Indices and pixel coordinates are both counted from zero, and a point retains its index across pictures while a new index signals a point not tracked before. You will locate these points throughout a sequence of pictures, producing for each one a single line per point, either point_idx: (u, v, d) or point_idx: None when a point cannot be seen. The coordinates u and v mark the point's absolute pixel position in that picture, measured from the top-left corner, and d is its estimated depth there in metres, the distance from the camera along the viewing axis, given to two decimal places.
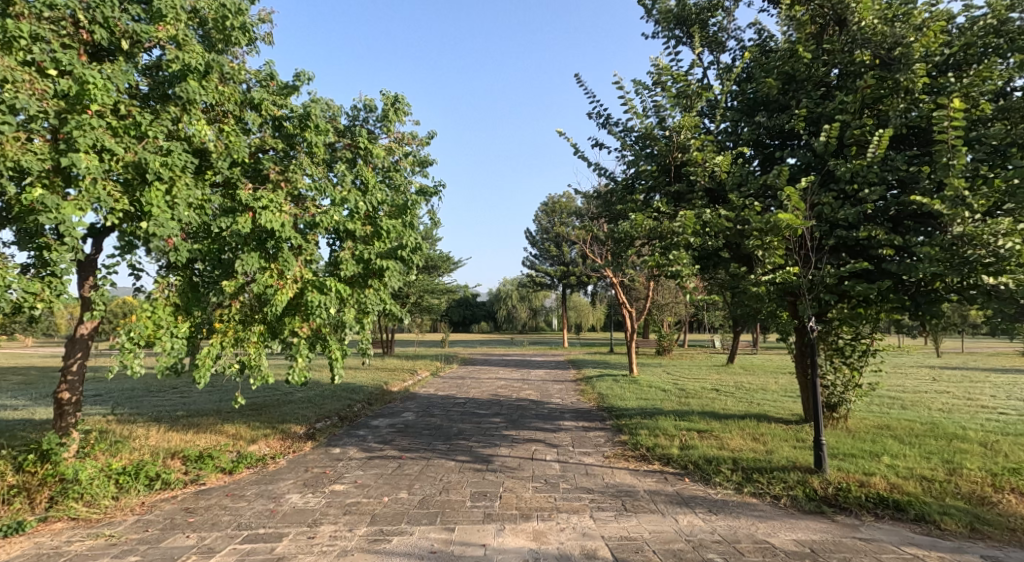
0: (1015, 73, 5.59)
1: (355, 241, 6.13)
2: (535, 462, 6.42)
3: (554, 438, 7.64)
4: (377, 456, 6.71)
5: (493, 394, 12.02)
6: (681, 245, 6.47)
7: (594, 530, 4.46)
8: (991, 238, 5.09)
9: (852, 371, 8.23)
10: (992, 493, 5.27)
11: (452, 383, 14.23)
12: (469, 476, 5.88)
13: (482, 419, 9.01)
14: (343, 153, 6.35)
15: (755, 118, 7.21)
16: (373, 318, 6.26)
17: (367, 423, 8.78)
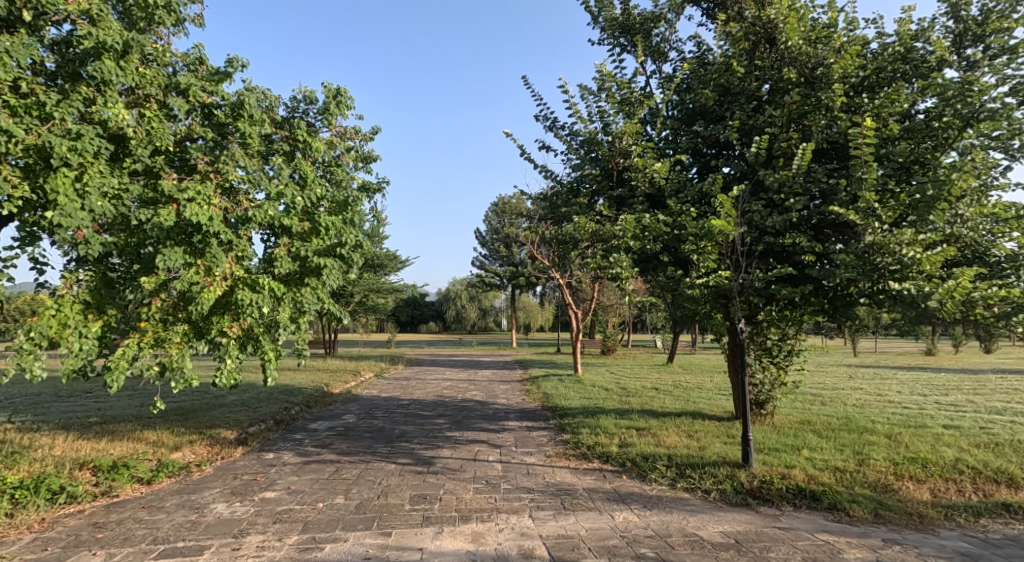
0: (919, 98, 6.06)
1: (292, 238, 5.95)
2: (476, 463, 6.43)
3: (497, 439, 7.67)
4: (313, 460, 6.54)
5: (438, 395, 11.93)
6: (620, 248, 6.62)
7: (532, 529, 4.51)
8: (897, 247, 5.50)
9: (779, 370, 8.63)
10: (894, 481, 5.68)
11: (396, 384, 14.03)
12: (409, 479, 5.82)
13: (425, 421, 8.94)
14: (280, 146, 6.19)
15: (693, 127, 7.52)
16: (310, 318, 6.10)
17: (305, 426, 8.54)
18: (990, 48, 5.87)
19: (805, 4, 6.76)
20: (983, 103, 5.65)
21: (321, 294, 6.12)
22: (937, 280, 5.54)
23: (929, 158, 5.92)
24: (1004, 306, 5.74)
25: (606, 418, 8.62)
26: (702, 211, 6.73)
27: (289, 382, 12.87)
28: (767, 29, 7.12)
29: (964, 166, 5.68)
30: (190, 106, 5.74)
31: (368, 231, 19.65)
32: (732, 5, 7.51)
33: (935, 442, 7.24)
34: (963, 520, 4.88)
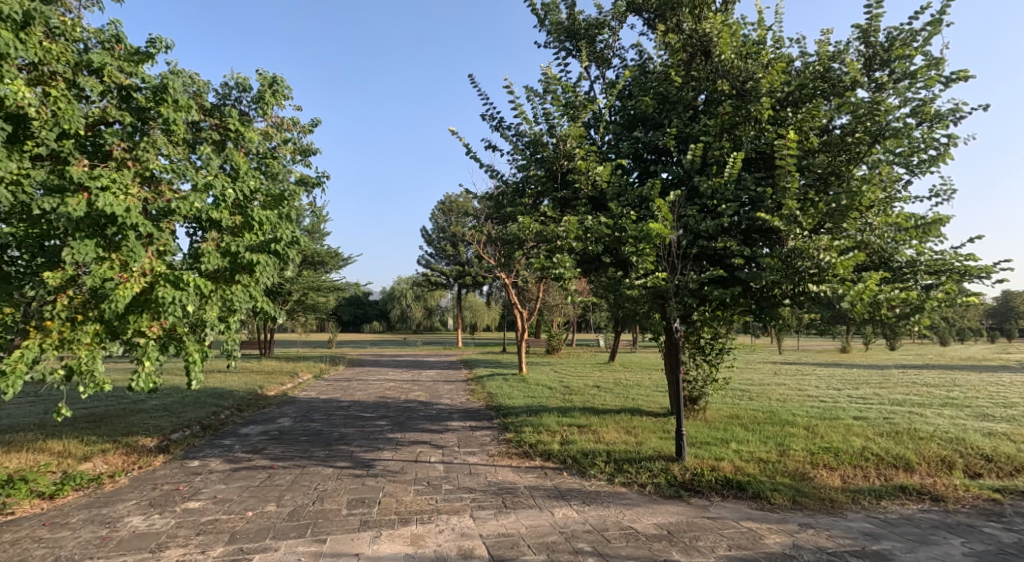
0: (835, 114, 6.55)
1: (221, 232, 5.80)
2: (418, 465, 6.45)
3: (440, 439, 7.70)
4: (243, 467, 6.38)
5: (380, 396, 11.81)
6: (564, 249, 6.78)
7: (472, 529, 4.60)
8: (815, 253, 5.92)
9: (710, 367, 9.17)
10: (811, 469, 6.12)
11: (336, 386, 13.78)
12: (347, 483, 5.78)
13: (366, 423, 8.85)
14: (209, 135, 6.05)
15: (634, 133, 7.81)
16: (241, 317, 5.95)
17: (236, 431, 8.29)
18: (894, 72, 6.41)
19: (737, 20, 7.14)
20: (889, 122, 6.16)
21: (252, 292, 6.03)
22: (850, 283, 6.01)
23: (843, 170, 6.42)
24: (904, 307, 6.28)
25: (549, 416, 8.81)
26: (641, 215, 6.97)
27: (219, 385, 12.40)
28: (703, 42, 7.48)
29: (872, 179, 6.18)
30: (105, 87, 5.45)
31: (308, 228, 19.15)
32: (671, 16, 7.83)
33: (846, 432, 7.83)
34: (868, 504, 5.33)
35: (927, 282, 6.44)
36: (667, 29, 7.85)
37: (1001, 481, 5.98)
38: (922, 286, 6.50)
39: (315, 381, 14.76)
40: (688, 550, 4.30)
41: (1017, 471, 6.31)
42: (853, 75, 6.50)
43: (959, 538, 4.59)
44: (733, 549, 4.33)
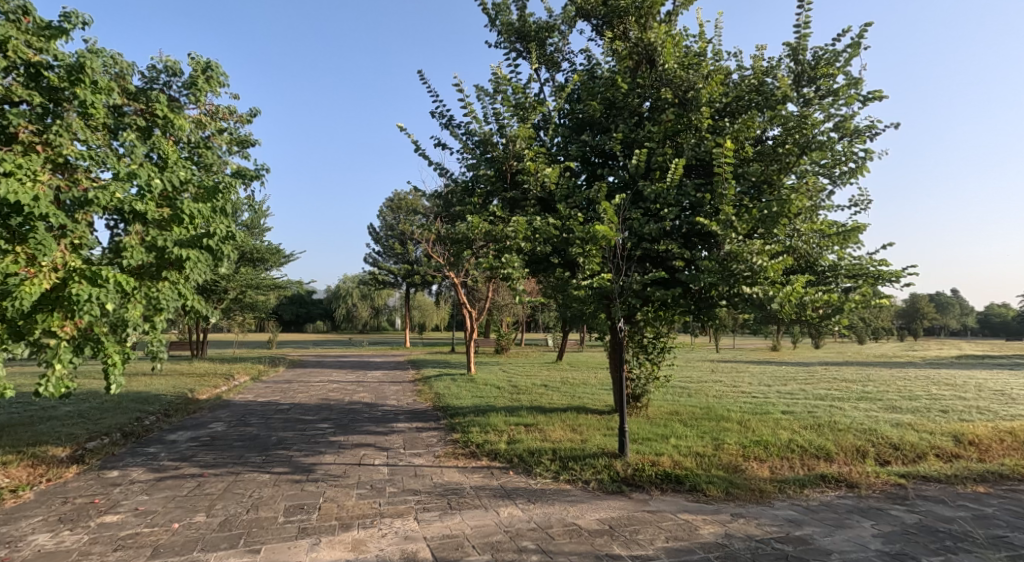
0: (768, 126, 6.94)
1: (147, 225, 5.53)
2: (361, 468, 6.40)
3: (384, 441, 7.66)
4: (169, 476, 6.14)
5: (323, 398, 11.59)
6: (512, 249, 6.85)
7: (416, 532, 4.62)
8: (749, 256, 6.25)
9: (652, 366, 9.50)
10: (743, 462, 6.46)
11: (276, 388, 13.42)
12: (285, 489, 5.68)
13: (307, 426, 8.69)
14: (134, 121, 5.81)
15: (582, 136, 8.00)
16: (169, 316, 5.64)
17: (162, 439, 7.96)
18: (820, 89, 6.87)
19: (680, 32, 7.44)
20: (815, 135, 6.59)
21: (181, 289, 5.81)
22: (779, 285, 6.39)
23: (775, 179, 6.81)
24: (827, 308, 6.74)
25: (497, 416, 8.90)
26: (588, 216, 7.13)
27: (145, 389, 11.83)
28: (648, 51, 7.77)
29: (800, 188, 6.59)
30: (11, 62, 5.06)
31: (247, 222, 18.50)
32: (618, 23, 8.05)
33: (775, 426, 8.30)
34: (793, 492, 5.69)
35: (847, 285, 6.97)
36: (614, 36, 8.07)
37: (908, 467, 6.51)
38: (841, 288, 7.05)
39: (252, 384, 14.30)
40: (629, 544, 4.47)
41: (922, 459, 6.88)
42: (784, 89, 6.93)
43: (871, 521, 4.97)
44: (670, 541, 4.54)
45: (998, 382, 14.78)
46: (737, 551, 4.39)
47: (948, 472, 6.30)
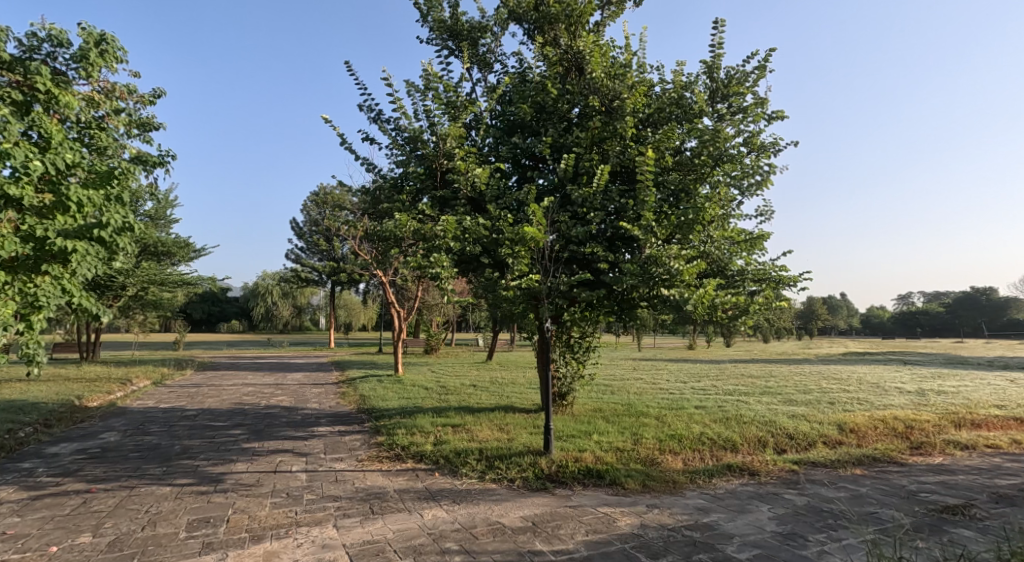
0: (686, 138, 7.34)
1: (25, 213, 5.21)
2: (277, 475, 6.14)
3: (303, 447, 7.42)
4: (46, 495, 5.56)
5: (236, 403, 11.06)
6: (441, 248, 6.80)
7: (336, 539, 4.47)
8: (667, 260, 6.59)
9: (578, 364, 9.81)
10: (659, 455, 6.81)
11: (183, 393, 12.64)
12: (188, 502, 5.27)
13: (217, 433, 8.26)
14: (11, 93, 5.41)
15: (512, 138, 8.12)
16: (48, 314, 5.19)
17: (41, 453, 7.29)
18: (731, 106, 7.40)
19: (607, 43, 7.73)
20: (727, 149, 7.13)
21: (65, 285, 5.35)
22: (693, 288, 6.79)
23: (691, 189, 7.23)
24: (734, 309, 7.35)
25: (423, 417, 8.85)
26: (518, 218, 7.24)
27: (24, 397, 10.76)
28: (577, 59, 8.01)
29: (712, 198, 7.13)
30: None
31: (149, 212, 17.21)
32: (549, 29, 8.22)
33: (689, 420, 8.77)
34: (702, 482, 6.07)
35: (752, 288, 7.52)
36: (545, 42, 8.22)
37: (799, 455, 7.10)
38: (747, 291, 7.59)
39: (155, 389, 13.38)
40: (550, 539, 4.61)
41: (811, 446, 7.53)
42: (700, 105, 7.37)
43: (768, 505, 5.40)
44: (590, 534, 4.72)
45: (881, 376, 16.30)
46: (651, 540, 4.64)
47: (832, 457, 6.93)
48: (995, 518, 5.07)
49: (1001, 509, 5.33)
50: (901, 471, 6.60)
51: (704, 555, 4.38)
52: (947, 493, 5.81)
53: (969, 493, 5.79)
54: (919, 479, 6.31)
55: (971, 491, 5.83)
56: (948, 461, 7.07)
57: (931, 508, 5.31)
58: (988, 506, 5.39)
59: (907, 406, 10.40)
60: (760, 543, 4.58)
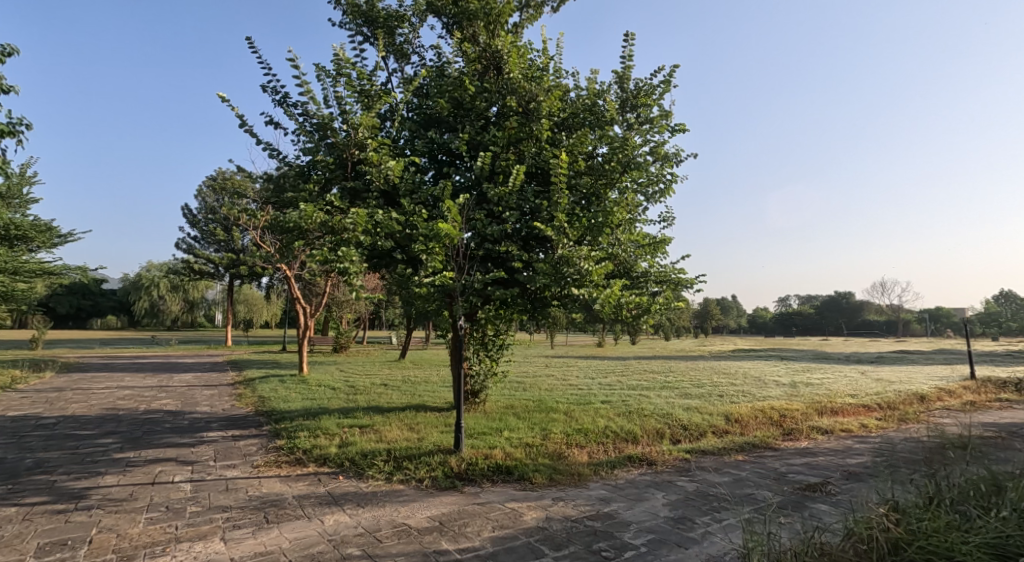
0: (599, 144, 7.53)
1: None
2: (155, 487, 5.62)
3: (189, 454, 6.86)
4: None
5: (110, 409, 10.04)
6: (350, 242, 6.47)
7: (222, 554, 4.15)
8: (577, 261, 6.70)
9: (491, 362, 9.82)
10: (567, 449, 6.95)
11: (45, 399, 11.31)
12: (42, 523, 4.68)
13: (84, 443, 7.44)
14: None
15: (428, 133, 7.95)
16: None
17: None
18: (639, 116, 7.67)
19: (525, 44, 7.77)
20: (634, 157, 7.38)
21: None
22: (601, 288, 7.01)
23: (602, 193, 7.42)
24: (637, 309, 7.66)
25: (327, 419, 8.49)
26: (432, 214, 7.07)
27: None
28: (496, 58, 8.00)
29: (620, 203, 7.41)
30: None
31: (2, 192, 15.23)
32: (467, 26, 8.11)
33: (595, 415, 9.02)
34: (605, 473, 6.25)
35: (654, 289, 7.85)
36: (463, 37, 8.10)
37: (692, 444, 7.49)
38: (649, 292, 7.91)
39: (8, 395, 11.86)
40: (456, 538, 4.54)
41: (702, 436, 7.95)
42: (612, 113, 7.58)
43: (663, 493, 5.64)
44: (496, 530, 4.71)
45: (761, 370, 17.67)
46: (555, 532, 4.69)
47: (719, 445, 7.37)
48: (845, 492, 5.60)
49: (850, 484, 5.89)
50: (775, 455, 7.14)
51: (604, 543, 4.49)
52: (810, 472, 6.35)
53: (827, 472, 6.36)
54: (788, 461, 6.86)
55: (828, 470, 6.41)
56: (811, 444, 7.73)
57: (797, 487, 5.77)
58: (841, 482, 5.95)
59: (783, 397, 11.33)
60: (654, 528, 4.77)
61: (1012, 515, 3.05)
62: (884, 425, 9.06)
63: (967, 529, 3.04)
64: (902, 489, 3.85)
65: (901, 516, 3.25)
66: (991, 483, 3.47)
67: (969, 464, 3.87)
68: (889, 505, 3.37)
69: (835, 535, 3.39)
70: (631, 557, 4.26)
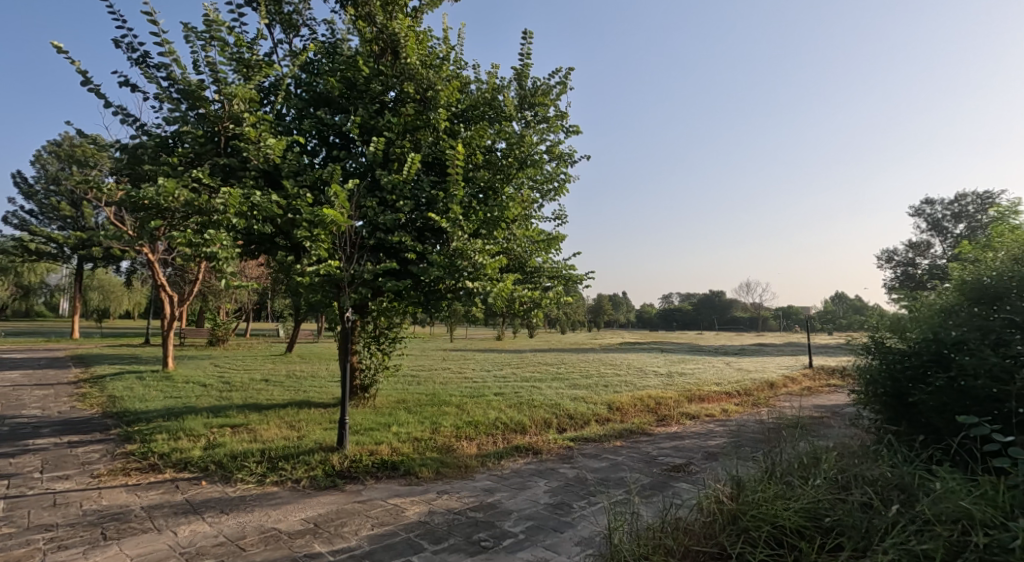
0: (497, 139, 7.50)
1: None
2: None
3: (10, 466, 5.95)
4: None
5: None
6: (220, 224, 5.85)
7: None
8: (471, 254, 6.67)
9: (383, 355, 9.52)
10: (456, 442, 6.88)
11: None
12: None
13: None
14: None
15: (317, 112, 7.44)
16: None
17: None
18: (536, 115, 7.84)
19: (424, 31, 7.55)
20: (530, 154, 7.56)
21: None
22: (494, 281, 7.02)
23: (498, 187, 7.42)
24: (529, 303, 7.79)
25: (193, 419, 7.78)
26: (318, 199, 6.65)
27: None
28: (392, 41, 7.67)
29: (515, 198, 7.47)
30: None
31: None
32: (363, 4, 7.85)
33: (486, 407, 9.03)
34: (492, 464, 6.25)
35: (547, 283, 8.03)
36: (358, 15, 7.77)
37: (576, 432, 7.72)
38: (542, 287, 8.08)
39: None
40: (331, 539, 4.31)
41: (586, 424, 8.23)
42: (509, 110, 7.62)
43: (545, 480, 5.73)
44: (375, 527, 4.52)
45: (642, 361, 18.72)
46: (436, 526, 4.59)
47: (600, 432, 7.66)
48: (705, 471, 6.01)
49: (710, 463, 6.34)
50: (648, 439, 7.55)
51: (484, 533, 4.46)
52: (677, 454, 6.77)
53: (691, 453, 6.81)
54: (659, 444, 7.27)
55: (692, 451, 6.87)
56: (680, 428, 8.26)
57: (665, 468, 6.11)
58: (702, 462, 6.39)
59: (659, 386, 12.06)
60: (533, 515, 4.81)
61: (824, 482, 3.36)
62: (743, 410, 9.94)
63: (789, 497, 3.31)
64: (745, 465, 4.15)
65: (738, 489, 3.49)
66: (812, 455, 3.83)
67: (798, 440, 4.26)
68: (732, 481, 3.61)
69: (687, 511, 3.60)
70: (508, 545, 4.26)
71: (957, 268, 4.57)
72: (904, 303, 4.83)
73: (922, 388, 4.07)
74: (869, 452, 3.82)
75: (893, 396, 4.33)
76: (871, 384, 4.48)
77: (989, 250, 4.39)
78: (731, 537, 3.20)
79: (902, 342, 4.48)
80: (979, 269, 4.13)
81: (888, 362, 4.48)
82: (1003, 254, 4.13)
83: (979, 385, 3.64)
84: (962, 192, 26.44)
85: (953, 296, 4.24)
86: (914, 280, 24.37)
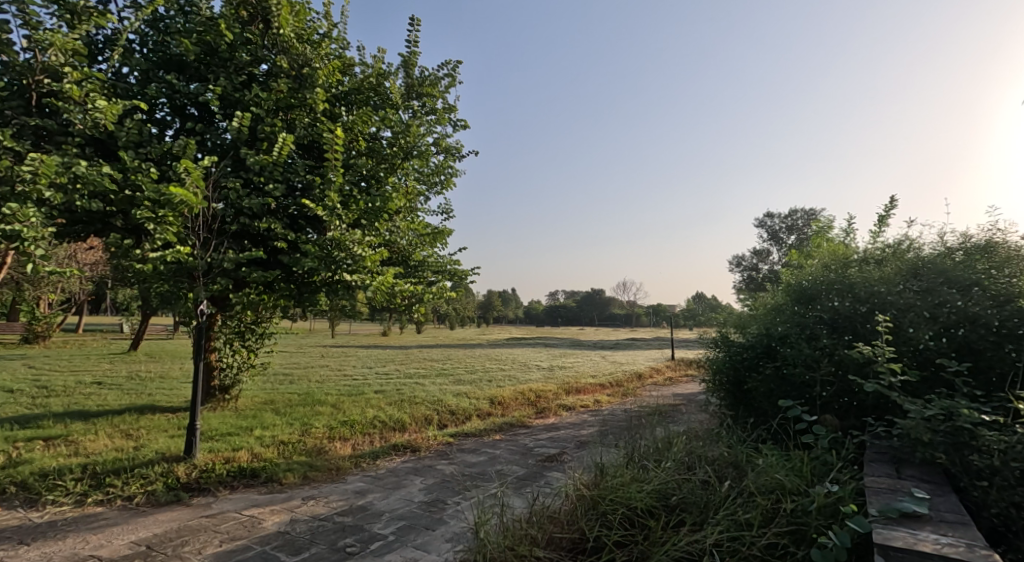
0: (382, 126, 7.08)
1: None
2: None
3: None
4: None
5: None
6: (29, 197, 4.92)
7: None
8: (350, 245, 6.24)
9: (248, 353, 8.68)
10: (327, 443, 6.40)
11: None
12: None
13: None
14: None
15: (166, 77, 6.52)
16: None
17: None
18: (423, 105, 7.59)
19: (302, 3, 6.92)
20: (416, 144, 7.26)
21: None
22: (374, 275, 6.62)
23: (381, 177, 7.02)
24: (411, 297, 7.50)
25: None
26: (167, 174, 5.86)
27: None
28: (263, 9, 6.80)
29: (400, 189, 7.14)
30: None
31: None
32: None
33: (364, 405, 8.57)
34: (366, 465, 5.88)
35: (430, 277, 7.76)
36: None
37: (457, 428, 7.53)
38: (426, 281, 7.82)
39: None
40: None
41: (467, 420, 8.06)
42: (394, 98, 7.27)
43: (421, 478, 5.48)
44: (224, 543, 4.01)
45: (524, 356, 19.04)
46: (297, 535, 4.17)
47: (479, 427, 7.53)
48: (576, 460, 6.08)
49: (582, 452, 6.44)
50: (527, 432, 7.56)
51: (350, 538, 4.12)
52: (551, 444, 6.82)
53: (565, 443, 6.90)
54: (536, 436, 7.30)
55: (565, 441, 6.96)
56: (557, 420, 8.38)
57: (540, 459, 6.11)
58: (575, 451, 6.48)
59: (540, 379, 12.26)
60: (405, 515, 4.55)
61: (673, 464, 3.44)
62: (616, 400, 10.36)
63: (642, 480, 3.34)
64: (607, 453, 4.17)
65: (599, 476, 3.47)
66: (665, 440, 3.90)
67: (656, 427, 4.37)
68: (593, 469, 3.59)
69: (553, 499, 3.53)
70: (377, 548, 3.96)
71: (787, 271, 5.09)
72: (747, 303, 5.18)
73: (755, 376, 4.22)
74: (715, 435, 3.99)
75: (733, 384, 4.57)
76: (717, 374, 4.67)
77: (811, 257, 5.06)
78: (591, 522, 3.17)
79: (743, 336, 4.70)
80: (802, 274, 4.51)
81: (729, 354, 4.62)
82: (818, 261, 4.57)
83: (796, 372, 3.84)
84: (794, 209, 29.66)
85: (783, 295, 4.60)
86: (756, 281, 27.38)
